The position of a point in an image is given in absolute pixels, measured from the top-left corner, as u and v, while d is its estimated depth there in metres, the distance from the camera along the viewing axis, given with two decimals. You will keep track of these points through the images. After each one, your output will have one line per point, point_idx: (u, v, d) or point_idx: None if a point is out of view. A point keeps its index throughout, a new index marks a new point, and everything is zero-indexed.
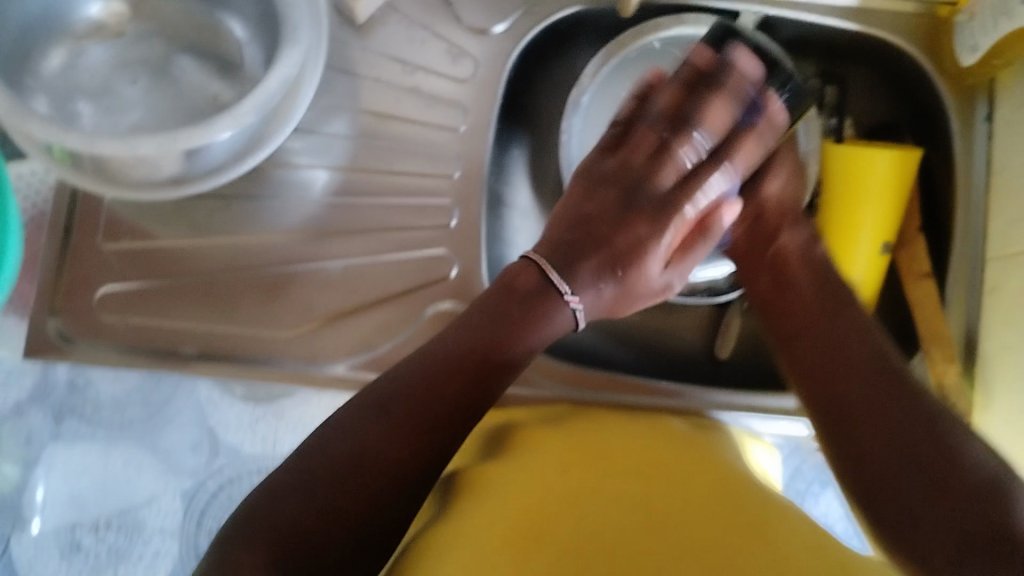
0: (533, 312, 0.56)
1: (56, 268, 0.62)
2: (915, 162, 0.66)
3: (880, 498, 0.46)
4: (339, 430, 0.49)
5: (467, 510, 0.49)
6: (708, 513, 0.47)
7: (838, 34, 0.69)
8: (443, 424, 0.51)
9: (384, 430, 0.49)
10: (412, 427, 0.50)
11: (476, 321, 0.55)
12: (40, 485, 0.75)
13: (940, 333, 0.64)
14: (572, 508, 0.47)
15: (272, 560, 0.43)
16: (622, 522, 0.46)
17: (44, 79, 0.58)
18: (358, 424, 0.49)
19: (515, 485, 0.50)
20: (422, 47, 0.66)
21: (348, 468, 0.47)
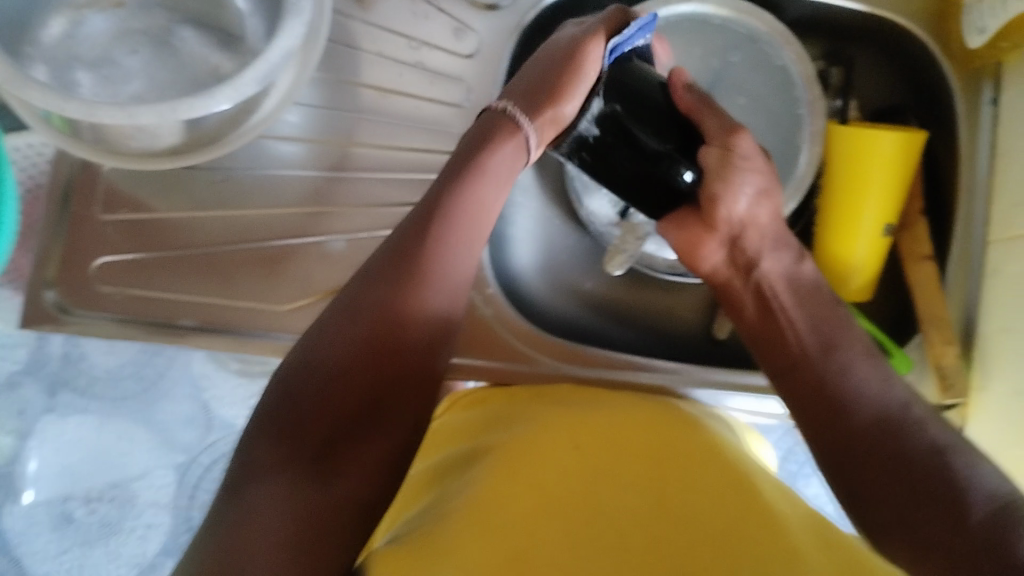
0: (495, 137, 0.55)
1: (51, 238, 0.61)
2: (919, 145, 0.65)
3: (882, 521, 0.47)
4: (331, 330, 0.47)
5: (459, 495, 0.49)
6: (717, 496, 0.47)
7: (845, 12, 0.69)
8: (385, 370, 0.47)
9: (361, 340, 0.46)
10: (371, 352, 0.46)
11: (422, 224, 0.51)
12: (32, 458, 0.80)
13: (937, 315, 0.64)
14: (568, 495, 0.46)
15: (292, 461, 0.43)
16: (632, 513, 0.45)
17: (43, 46, 0.57)
18: (327, 338, 0.46)
19: (518, 466, 0.49)
20: (425, 21, 0.65)
21: (334, 378, 0.45)
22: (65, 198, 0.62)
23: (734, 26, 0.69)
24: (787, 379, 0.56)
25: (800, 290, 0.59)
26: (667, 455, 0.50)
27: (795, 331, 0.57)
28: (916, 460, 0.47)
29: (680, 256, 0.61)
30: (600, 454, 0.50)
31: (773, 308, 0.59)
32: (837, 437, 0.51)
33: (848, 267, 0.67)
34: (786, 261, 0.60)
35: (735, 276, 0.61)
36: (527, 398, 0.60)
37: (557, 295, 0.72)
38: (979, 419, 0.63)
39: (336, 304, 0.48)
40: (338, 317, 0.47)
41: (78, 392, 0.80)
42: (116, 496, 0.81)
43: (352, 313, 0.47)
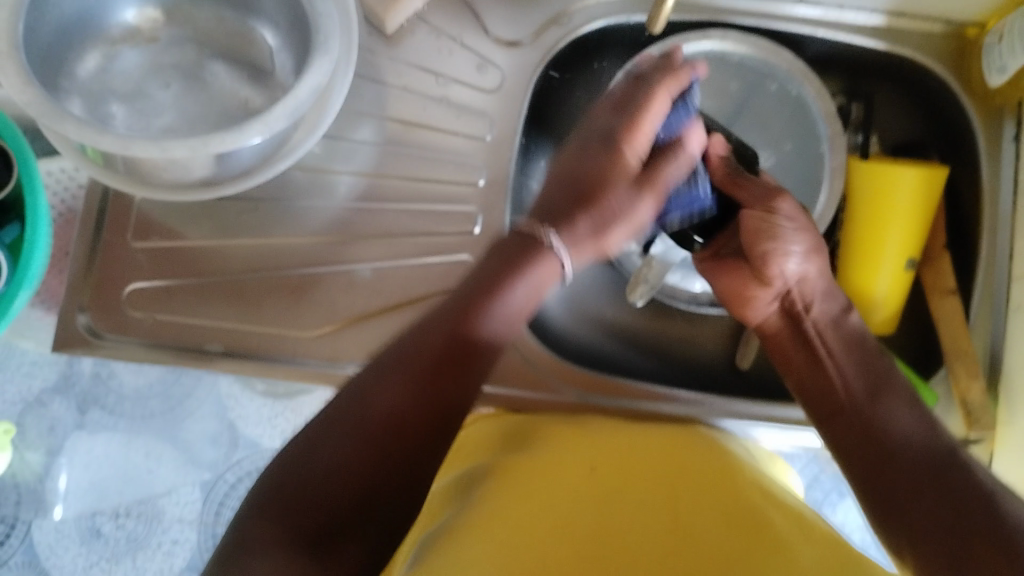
0: (530, 256, 0.53)
1: (84, 263, 0.63)
2: (941, 181, 0.66)
3: (934, 554, 0.45)
4: (364, 386, 0.48)
5: (467, 522, 0.50)
6: (730, 516, 0.47)
7: (866, 51, 0.69)
8: (415, 430, 0.47)
9: (393, 400, 0.47)
10: (409, 401, 0.48)
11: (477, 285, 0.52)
12: (63, 474, 0.83)
13: (963, 349, 0.64)
14: (585, 518, 0.47)
15: (284, 537, 0.43)
16: (642, 531, 0.46)
17: (80, 81, 0.59)
18: (381, 380, 0.48)
19: (532, 490, 0.51)
20: (450, 58, 0.67)
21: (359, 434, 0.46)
22: (99, 227, 0.64)
23: (750, 62, 0.68)
24: (827, 429, 0.56)
25: (846, 337, 0.59)
26: (678, 476, 0.52)
27: (842, 371, 0.57)
28: (961, 493, 0.46)
29: (732, 306, 0.63)
30: (610, 476, 0.51)
31: (823, 359, 0.58)
32: (874, 471, 0.51)
33: (870, 301, 0.67)
34: (834, 309, 0.60)
35: (785, 326, 0.61)
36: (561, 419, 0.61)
37: (579, 324, 0.72)
38: (1006, 453, 0.62)
39: (379, 358, 0.49)
40: (353, 393, 0.47)
41: (107, 410, 0.83)
42: (143, 513, 0.84)
43: (399, 362, 0.48)
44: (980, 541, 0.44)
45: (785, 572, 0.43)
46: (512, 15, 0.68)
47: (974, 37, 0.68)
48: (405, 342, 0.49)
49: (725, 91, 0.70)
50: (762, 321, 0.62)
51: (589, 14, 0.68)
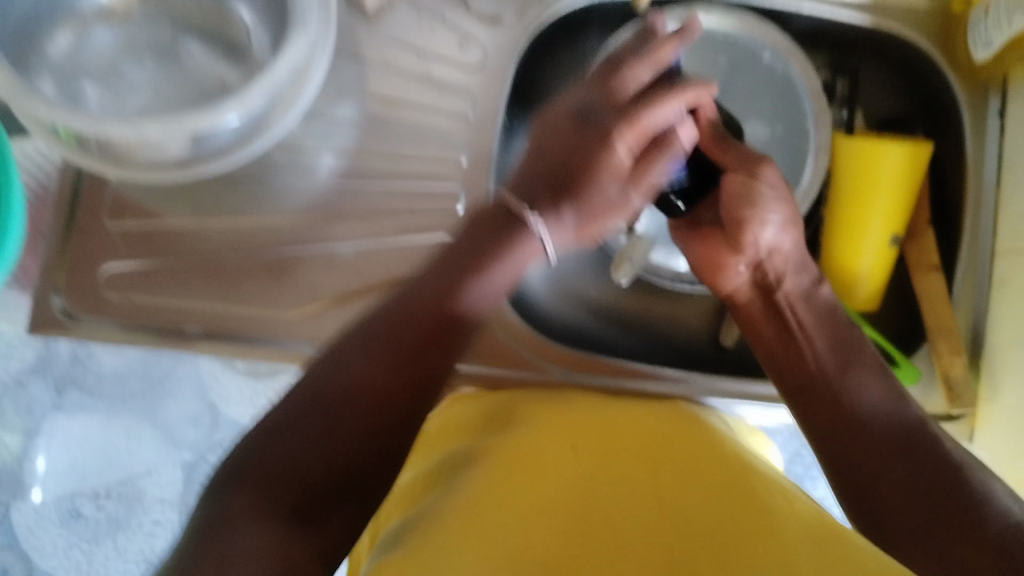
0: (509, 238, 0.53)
1: (59, 245, 0.62)
2: (925, 157, 0.65)
3: (905, 529, 0.46)
4: (343, 358, 0.47)
5: (450, 500, 0.49)
6: (716, 492, 0.47)
7: (850, 27, 0.69)
8: (398, 402, 0.48)
9: (380, 374, 0.47)
10: (398, 376, 0.48)
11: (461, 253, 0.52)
12: (41, 455, 0.82)
13: (946, 326, 0.64)
14: (567, 492, 0.47)
15: (268, 504, 0.42)
16: (628, 504, 0.46)
17: (50, 60, 0.58)
18: (357, 353, 0.48)
19: (514, 465, 0.50)
20: (431, 33, 0.66)
21: (344, 412, 0.46)
22: (73, 209, 0.62)
23: (735, 40, 0.68)
24: (795, 403, 0.56)
25: (817, 312, 0.58)
26: (661, 449, 0.51)
27: (809, 335, 0.57)
28: (931, 471, 0.47)
29: (702, 275, 0.62)
30: (591, 447, 0.51)
31: (791, 327, 0.58)
32: (844, 446, 0.51)
33: (855, 278, 0.66)
34: (806, 282, 0.60)
35: (757, 296, 0.61)
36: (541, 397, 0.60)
37: (564, 303, 0.72)
38: (987, 430, 0.62)
39: (359, 329, 0.49)
40: (334, 361, 0.47)
41: (84, 391, 0.82)
42: (123, 495, 0.83)
43: (384, 334, 0.49)
44: (950, 516, 0.45)
45: (773, 543, 0.42)
46: None
47: (960, 11, 0.67)
48: (393, 311, 0.50)
49: (713, 63, 0.69)
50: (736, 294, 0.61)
51: None
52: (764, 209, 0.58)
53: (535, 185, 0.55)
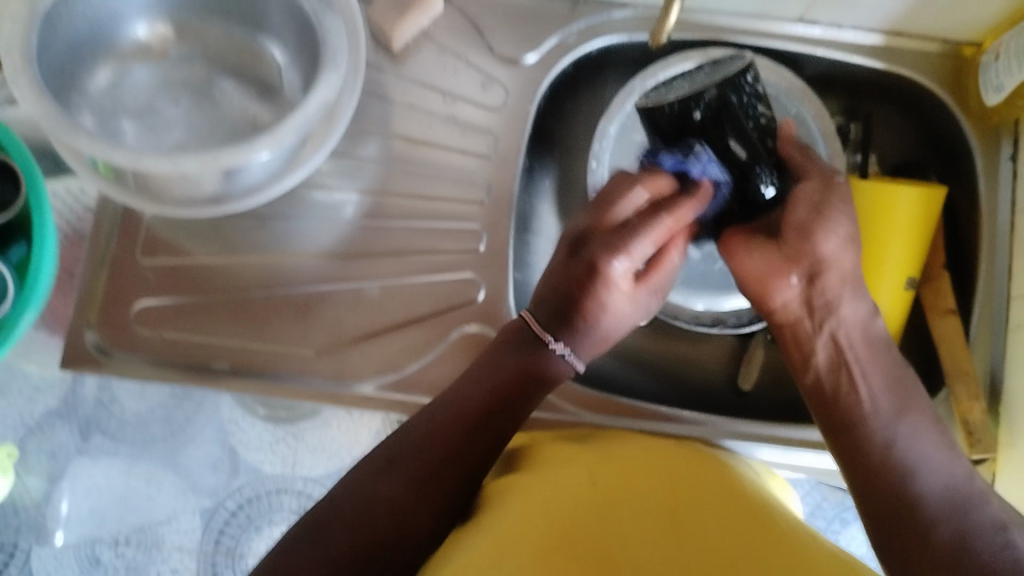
0: (534, 354, 0.57)
1: (93, 281, 0.63)
2: (938, 201, 0.67)
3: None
4: (403, 445, 0.53)
5: (479, 525, 0.50)
6: (733, 518, 0.48)
7: (862, 70, 0.70)
8: (471, 456, 0.53)
9: (409, 482, 0.51)
10: (445, 473, 0.52)
11: (513, 356, 0.57)
12: (64, 501, 0.84)
13: (964, 369, 0.64)
14: (595, 520, 0.47)
15: None
16: (652, 535, 0.46)
17: (90, 96, 0.60)
18: (399, 450, 0.52)
19: (542, 494, 0.51)
20: (455, 75, 0.68)
21: (379, 506, 0.50)
22: (108, 246, 0.64)
23: None
24: (841, 441, 0.56)
25: (873, 342, 0.58)
26: (681, 484, 0.52)
27: (870, 389, 0.56)
28: (972, 534, 0.49)
29: (751, 293, 0.60)
30: (614, 480, 0.52)
31: (845, 364, 0.58)
32: (881, 510, 0.52)
33: None
34: (862, 312, 0.59)
35: (805, 315, 0.59)
36: (547, 434, 0.61)
37: None
38: (1008, 474, 0.62)
39: (407, 428, 0.54)
40: (402, 445, 0.53)
41: (108, 434, 0.85)
42: (143, 541, 0.84)
43: (427, 440, 0.53)
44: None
45: None
46: (516, 34, 0.69)
47: (971, 56, 0.69)
48: (434, 412, 0.54)
49: None
50: (778, 307, 0.60)
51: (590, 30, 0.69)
52: (831, 226, 0.58)
53: (550, 305, 0.58)
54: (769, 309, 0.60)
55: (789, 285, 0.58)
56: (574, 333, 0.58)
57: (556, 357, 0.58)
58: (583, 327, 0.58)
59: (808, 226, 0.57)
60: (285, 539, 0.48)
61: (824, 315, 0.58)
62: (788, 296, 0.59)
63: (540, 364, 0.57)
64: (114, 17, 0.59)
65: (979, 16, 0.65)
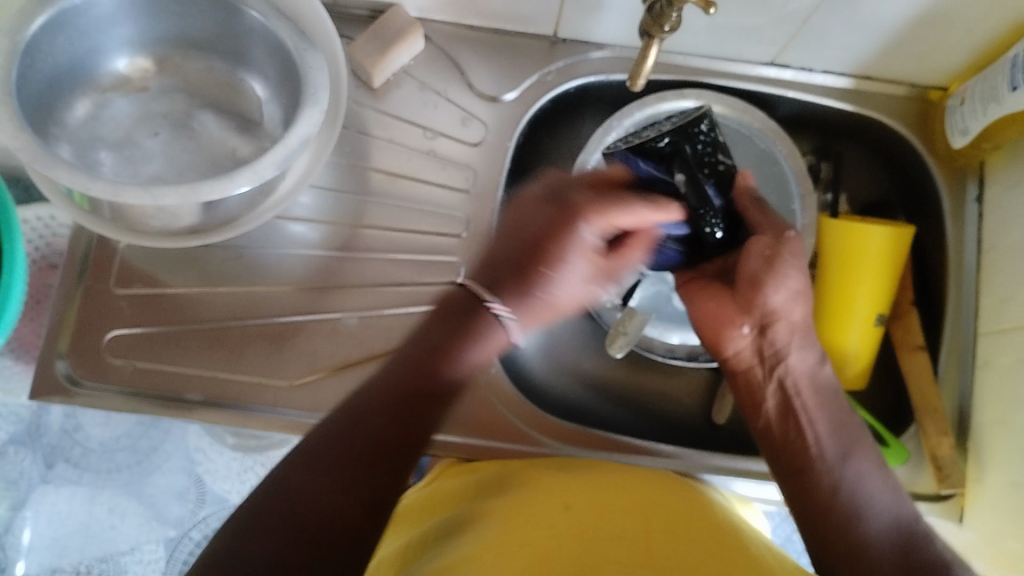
0: (477, 323, 0.53)
1: (65, 311, 0.63)
2: (905, 240, 0.68)
3: None
4: (321, 441, 0.47)
5: (452, 559, 0.49)
6: (708, 550, 0.48)
7: (833, 112, 0.72)
8: (392, 451, 0.48)
9: (333, 488, 0.45)
10: (371, 469, 0.47)
11: (447, 335, 0.52)
12: (26, 529, 0.83)
13: (932, 405, 0.65)
14: (566, 548, 0.47)
15: None
16: (620, 558, 0.46)
17: (69, 128, 0.60)
18: (319, 451, 0.46)
19: (514, 528, 0.50)
20: (434, 110, 0.68)
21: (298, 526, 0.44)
22: (81, 275, 0.64)
23: (723, 122, 0.71)
24: (790, 483, 0.56)
25: (820, 388, 0.59)
26: (653, 513, 0.51)
27: (816, 432, 0.57)
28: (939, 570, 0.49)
29: (707, 337, 0.61)
30: (586, 509, 0.51)
31: (792, 411, 0.58)
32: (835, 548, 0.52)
33: (842, 355, 0.68)
34: (810, 360, 0.59)
35: (756, 363, 0.59)
36: (521, 466, 0.60)
37: (558, 375, 0.72)
38: (975, 509, 0.63)
39: (327, 425, 0.48)
40: (322, 442, 0.47)
41: (72, 462, 0.84)
42: (105, 572, 0.83)
43: (350, 433, 0.47)
44: None
45: None
46: (495, 71, 0.69)
47: (938, 100, 0.71)
48: (356, 406, 0.49)
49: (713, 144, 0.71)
50: (731, 352, 0.60)
51: (568, 68, 0.70)
52: (782, 277, 0.58)
53: (502, 278, 0.54)
54: (721, 356, 0.61)
55: (744, 332, 0.59)
56: (518, 298, 0.54)
57: (498, 322, 0.53)
58: (536, 299, 0.54)
59: (760, 275, 0.58)
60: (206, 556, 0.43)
61: (773, 364, 0.59)
62: (740, 344, 0.60)
63: (467, 351, 0.52)
64: (94, 49, 0.59)
65: (946, 62, 0.67)
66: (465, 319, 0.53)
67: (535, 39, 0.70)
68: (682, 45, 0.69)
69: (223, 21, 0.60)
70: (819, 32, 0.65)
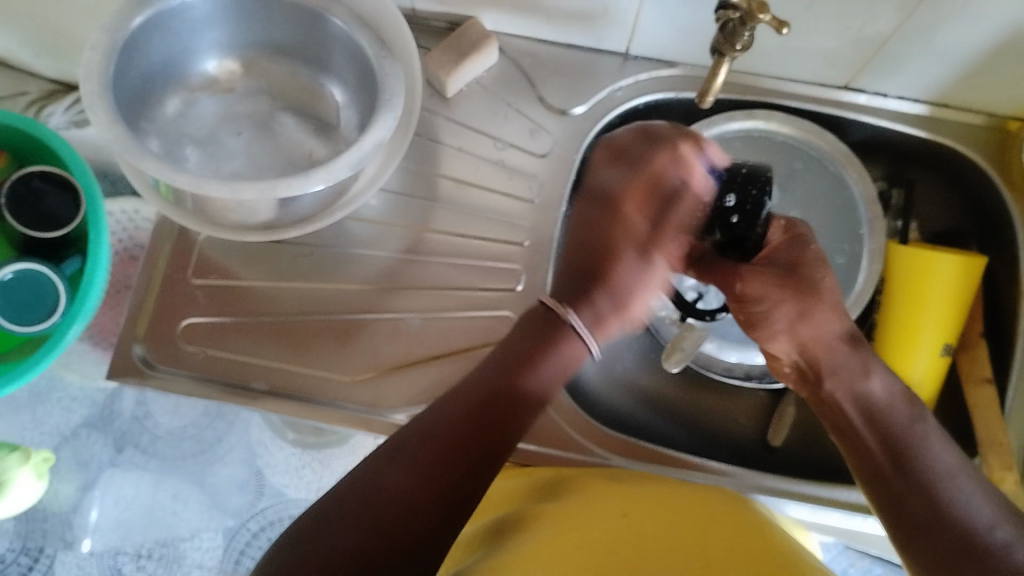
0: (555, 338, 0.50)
1: (144, 298, 0.65)
2: (979, 270, 0.66)
3: None
4: (399, 451, 0.46)
5: (503, 556, 0.50)
6: (757, 562, 0.45)
7: (906, 137, 0.71)
8: (459, 470, 0.46)
9: (411, 486, 0.44)
10: (431, 481, 0.45)
11: (502, 368, 0.49)
12: (92, 509, 0.88)
13: (998, 440, 0.63)
14: (606, 555, 0.47)
15: None
16: (662, 562, 0.45)
17: (159, 123, 0.63)
18: (393, 468, 0.45)
19: (570, 530, 0.51)
20: (504, 121, 0.70)
21: (373, 514, 0.43)
22: (161, 264, 0.66)
23: (797, 144, 0.71)
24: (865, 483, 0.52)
25: None
26: (704, 519, 0.51)
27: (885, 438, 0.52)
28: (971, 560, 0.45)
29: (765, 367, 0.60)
30: (639, 516, 0.52)
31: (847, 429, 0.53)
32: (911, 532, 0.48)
33: (906, 383, 0.67)
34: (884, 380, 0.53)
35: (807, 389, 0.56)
36: (572, 473, 0.61)
37: (613, 389, 0.73)
38: None
39: (399, 437, 0.47)
40: (362, 483, 0.45)
41: (141, 448, 0.90)
42: (165, 556, 0.88)
43: (422, 437, 0.46)
44: None
45: None
46: (566, 85, 0.70)
47: (1016, 130, 0.69)
48: (434, 423, 0.47)
49: (788, 168, 0.71)
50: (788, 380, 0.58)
51: (640, 84, 0.71)
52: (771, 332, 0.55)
53: (571, 288, 0.52)
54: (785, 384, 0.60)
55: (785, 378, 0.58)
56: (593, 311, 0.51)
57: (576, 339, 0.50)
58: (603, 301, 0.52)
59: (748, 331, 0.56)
60: (292, 528, 0.45)
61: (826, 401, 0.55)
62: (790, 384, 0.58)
63: (543, 370, 0.49)
64: (186, 50, 0.62)
65: None
66: (540, 335, 0.50)
67: (607, 56, 0.71)
68: (754, 66, 0.69)
69: (307, 27, 0.62)
70: (896, 57, 0.64)
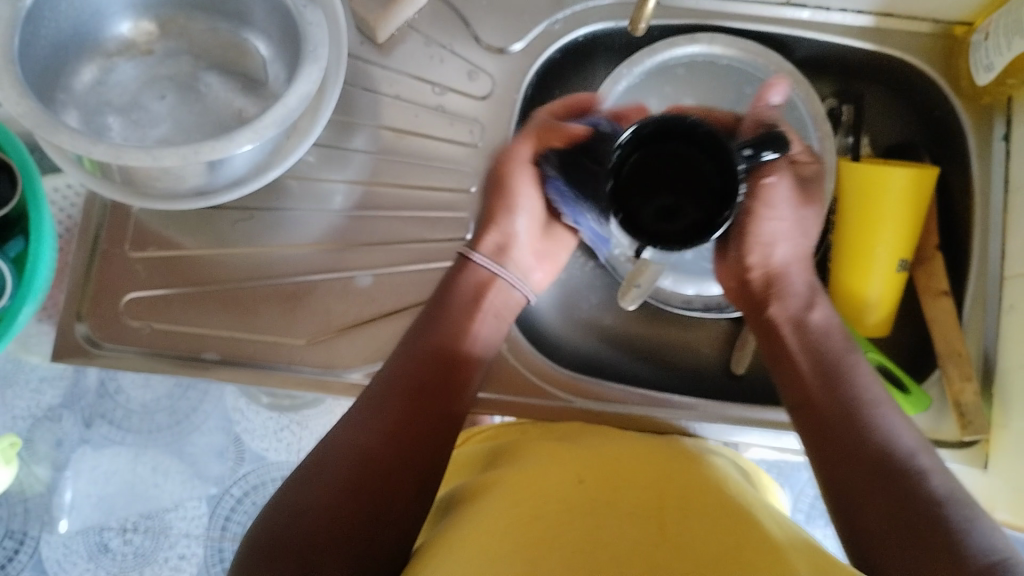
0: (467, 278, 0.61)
1: (83, 276, 0.64)
2: (931, 182, 0.65)
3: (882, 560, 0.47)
4: (353, 422, 0.53)
5: (467, 521, 0.50)
6: (713, 515, 0.48)
7: (851, 50, 0.69)
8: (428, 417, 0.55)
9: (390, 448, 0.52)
10: (387, 438, 0.52)
11: (458, 324, 0.58)
12: (68, 487, 0.84)
13: (955, 351, 0.64)
14: (586, 516, 0.47)
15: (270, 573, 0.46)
16: (634, 531, 0.46)
17: (76, 93, 0.60)
18: (331, 461, 0.51)
19: (536, 490, 0.51)
20: (440, 64, 0.68)
21: (311, 508, 0.49)
22: (98, 238, 0.64)
23: (740, 66, 0.69)
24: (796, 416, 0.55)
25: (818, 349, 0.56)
26: (661, 479, 0.52)
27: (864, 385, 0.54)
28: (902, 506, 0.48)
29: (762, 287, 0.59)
30: (598, 479, 0.52)
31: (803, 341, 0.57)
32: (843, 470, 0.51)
33: (863, 302, 0.66)
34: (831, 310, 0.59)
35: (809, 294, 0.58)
36: (530, 433, 0.61)
37: (575, 329, 0.72)
38: (997, 456, 0.62)
39: (369, 394, 0.55)
40: (328, 444, 0.52)
41: (113, 423, 0.85)
42: (151, 527, 0.85)
43: (370, 409, 0.54)
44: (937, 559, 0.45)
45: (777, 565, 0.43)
46: (502, 22, 0.68)
47: (962, 36, 0.68)
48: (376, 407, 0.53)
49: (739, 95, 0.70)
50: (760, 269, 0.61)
51: (577, 13, 0.69)
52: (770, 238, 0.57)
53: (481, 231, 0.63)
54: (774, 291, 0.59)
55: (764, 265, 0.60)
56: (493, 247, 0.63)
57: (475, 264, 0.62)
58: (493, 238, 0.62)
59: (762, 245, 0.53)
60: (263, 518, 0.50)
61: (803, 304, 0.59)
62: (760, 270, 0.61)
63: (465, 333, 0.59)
64: (97, 14, 0.60)
65: None
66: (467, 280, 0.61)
67: None
68: None
69: None
70: None
